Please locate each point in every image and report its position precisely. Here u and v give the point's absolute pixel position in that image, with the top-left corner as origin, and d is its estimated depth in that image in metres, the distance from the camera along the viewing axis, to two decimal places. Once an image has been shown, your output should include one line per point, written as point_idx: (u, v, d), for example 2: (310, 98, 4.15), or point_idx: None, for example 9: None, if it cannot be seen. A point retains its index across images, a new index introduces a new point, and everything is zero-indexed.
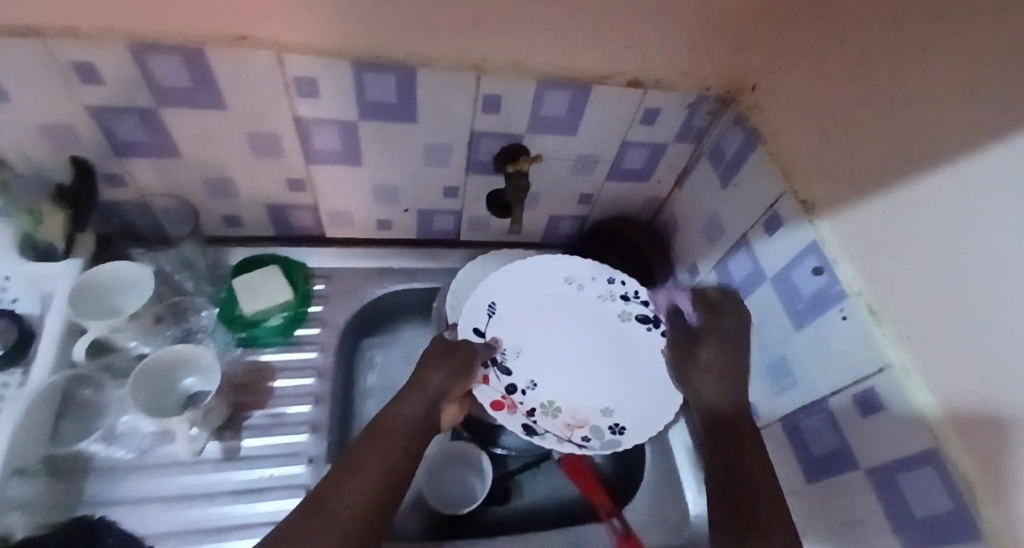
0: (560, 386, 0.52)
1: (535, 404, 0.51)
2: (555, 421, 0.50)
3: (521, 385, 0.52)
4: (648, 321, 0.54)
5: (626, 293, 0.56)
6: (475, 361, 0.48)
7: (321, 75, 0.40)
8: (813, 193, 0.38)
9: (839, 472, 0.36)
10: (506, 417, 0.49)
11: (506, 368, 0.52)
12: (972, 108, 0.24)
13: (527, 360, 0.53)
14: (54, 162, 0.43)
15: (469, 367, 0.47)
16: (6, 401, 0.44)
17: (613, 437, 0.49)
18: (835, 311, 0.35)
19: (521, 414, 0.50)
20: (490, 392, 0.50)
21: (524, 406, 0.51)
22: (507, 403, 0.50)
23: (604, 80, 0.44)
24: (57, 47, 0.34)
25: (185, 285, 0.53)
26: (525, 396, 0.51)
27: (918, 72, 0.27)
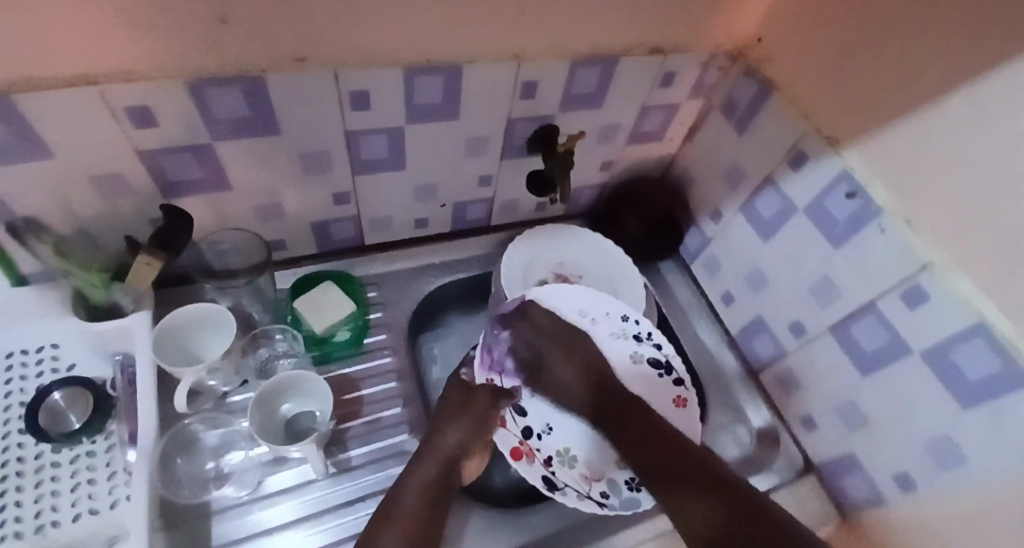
0: (575, 435, 0.56)
1: (551, 452, 0.54)
2: (572, 471, 0.53)
3: (537, 428, 0.56)
4: (660, 366, 0.56)
5: (639, 332, 0.57)
6: (489, 410, 0.52)
7: (373, 86, 0.40)
8: (835, 128, 0.43)
9: (893, 362, 0.42)
10: (526, 467, 0.52)
11: (523, 410, 0.57)
12: (981, 41, 0.29)
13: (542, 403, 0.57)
14: (99, 212, 0.42)
15: (484, 419, 0.51)
16: (102, 470, 0.44)
17: (632, 495, 0.51)
18: (873, 227, 0.41)
19: (540, 462, 0.53)
20: (511, 440, 0.54)
21: (542, 454, 0.54)
22: (525, 450, 0.54)
23: (629, 51, 0.47)
24: (113, 93, 0.33)
25: (252, 313, 0.54)
26: (541, 441, 0.55)
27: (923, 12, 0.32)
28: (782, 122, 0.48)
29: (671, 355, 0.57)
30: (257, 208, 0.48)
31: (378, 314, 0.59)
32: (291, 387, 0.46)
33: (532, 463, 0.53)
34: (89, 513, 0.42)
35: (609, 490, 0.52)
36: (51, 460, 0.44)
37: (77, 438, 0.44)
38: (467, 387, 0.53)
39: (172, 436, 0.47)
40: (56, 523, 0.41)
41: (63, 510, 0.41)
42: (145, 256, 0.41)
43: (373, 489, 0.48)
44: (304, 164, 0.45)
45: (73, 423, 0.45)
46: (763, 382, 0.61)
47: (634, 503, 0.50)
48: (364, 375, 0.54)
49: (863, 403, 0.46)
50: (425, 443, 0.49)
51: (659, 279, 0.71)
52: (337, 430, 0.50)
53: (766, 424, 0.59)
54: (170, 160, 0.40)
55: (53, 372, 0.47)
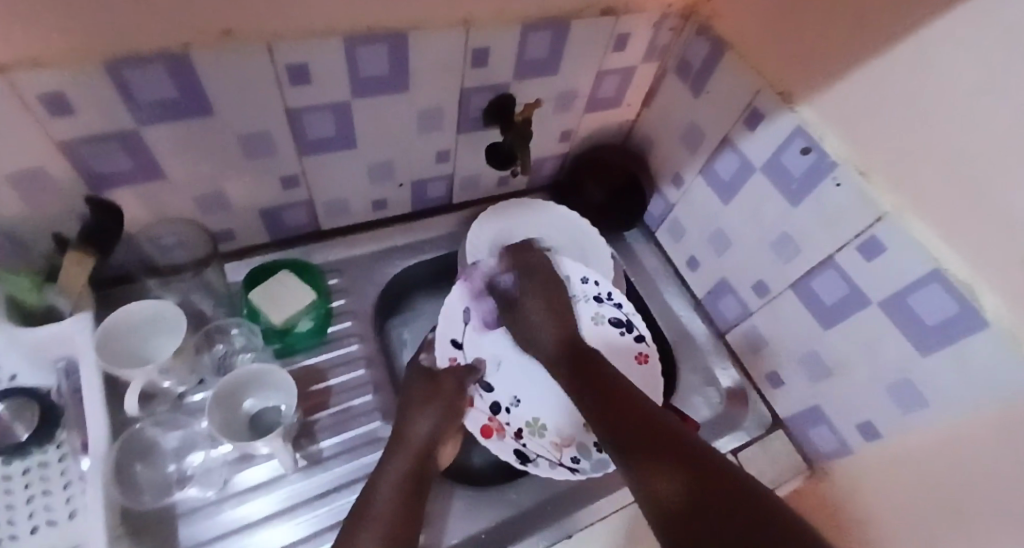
0: (542, 405, 0.57)
1: (522, 424, 0.55)
2: (543, 440, 0.54)
3: (506, 402, 0.57)
4: (621, 325, 0.60)
5: (599, 293, 0.61)
6: (459, 399, 0.53)
7: (313, 59, 0.37)
8: (788, 84, 0.43)
9: (852, 313, 0.44)
10: (496, 445, 0.53)
11: (489, 387, 0.57)
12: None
13: (506, 375, 0.58)
14: (23, 215, 0.38)
15: (456, 409, 0.52)
16: (56, 482, 0.41)
17: (603, 456, 0.52)
18: (829, 180, 0.41)
19: (510, 437, 0.54)
20: (479, 416, 0.55)
21: (512, 429, 0.55)
22: (496, 426, 0.55)
23: (581, 13, 0.45)
24: (23, 81, 0.29)
25: (205, 309, 0.52)
26: (510, 414, 0.56)
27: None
28: (736, 81, 0.48)
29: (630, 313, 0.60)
30: (198, 197, 0.45)
31: (342, 300, 0.57)
32: (254, 380, 0.44)
33: (502, 439, 0.53)
34: (46, 525, 0.39)
35: (580, 454, 0.53)
36: (2, 474, 0.41)
37: (26, 450, 0.41)
38: (433, 375, 0.53)
39: (127, 444, 0.44)
40: (12, 539, 0.38)
41: (18, 525, 0.39)
42: (75, 253, 0.39)
43: (347, 477, 0.48)
44: (246, 147, 0.43)
45: (21, 435, 0.42)
46: (729, 342, 0.63)
47: (604, 464, 0.52)
48: (332, 365, 0.53)
49: (823, 354, 0.49)
50: (394, 438, 0.48)
51: (625, 246, 0.72)
52: (306, 422, 0.49)
53: (736, 383, 0.61)
54: (96, 152, 0.36)
55: None
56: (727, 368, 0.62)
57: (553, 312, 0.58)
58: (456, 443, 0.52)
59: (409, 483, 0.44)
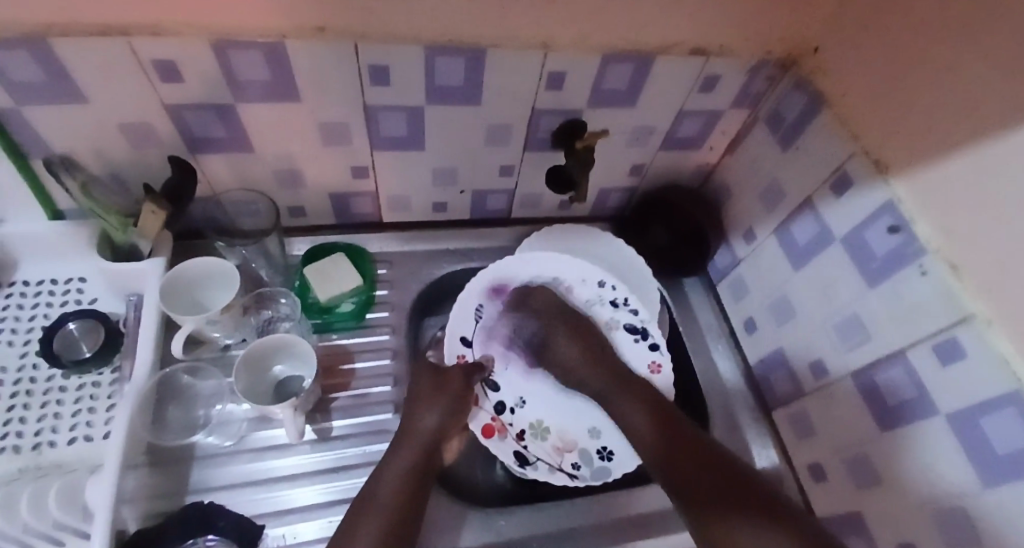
0: (549, 408, 0.56)
1: (524, 426, 0.55)
2: (544, 443, 0.54)
3: (511, 402, 0.57)
4: (636, 332, 0.58)
5: (615, 298, 0.59)
6: (467, 391, 0.51)
7: (393, 62, 0.40)
8: (886, 153, 0.38)
9: (917, 422, 0.38)
10: (497, 445, 0.53)
11: (495, 386, 0.57)
12: None
13: (515, 376, 0.58)
14: (131, 159, 0.45)
15: (463, 400, 0.51)
16: (100, 401, 0.48)
17: (602, 465, 0.53)
18: (913, 267, 0.37)
19: (512, 439, 0.54)
20: (483, 416, 0.54)
21: (514, 430, 0.55)
22: (499, 426, 0.54)
23: (667, 50, 0.44)
24: (143, 46, 0.34)
25: (261, 274, 0.56)
26: (514, 415, 0.56)
27: (993, 22, 0.27)
28: (829, 141, 0.44)
29: (647, 321, 0.58)
30: (276, 172, 0.50)
31: (384, 290, 0.59)
32: (283, 348, 0.47)
33: (503, 440, 0.54)
34: (82, 439, 0.46)
35: (581, 461, 0.53)
36: (60, 385, 0.48)
37: (85, 368, 0.48)
38: (441, 369, 0.52)
39: (162, 385, 0.49)
40: (52, 444, 0.45)
41: (60, 433, 0.46)
42: (150, 204, 0.44)
43: (348, 462, 0.49)
44: (324, 134, 0.46)
45: (83, 351, 0.49)
46: (775, 420, 0.57)
47: (605, 473, 0.53)
48: (360, 349, 0.55)
49: (879, 461, 0.42)
50: (401, 429, 0.47)
51: (680, 294, 0.68)
52: (324, 398, 0.51)
53: (773, 467, 0.55)
54: (194, 117, 0.41)
55: (76, 303, 0.52)
56: (766, 448, 0.56)
57: (577, 333, 0.55)
58: (461, 438, 0.52)
59: (414, 479, 0.43)
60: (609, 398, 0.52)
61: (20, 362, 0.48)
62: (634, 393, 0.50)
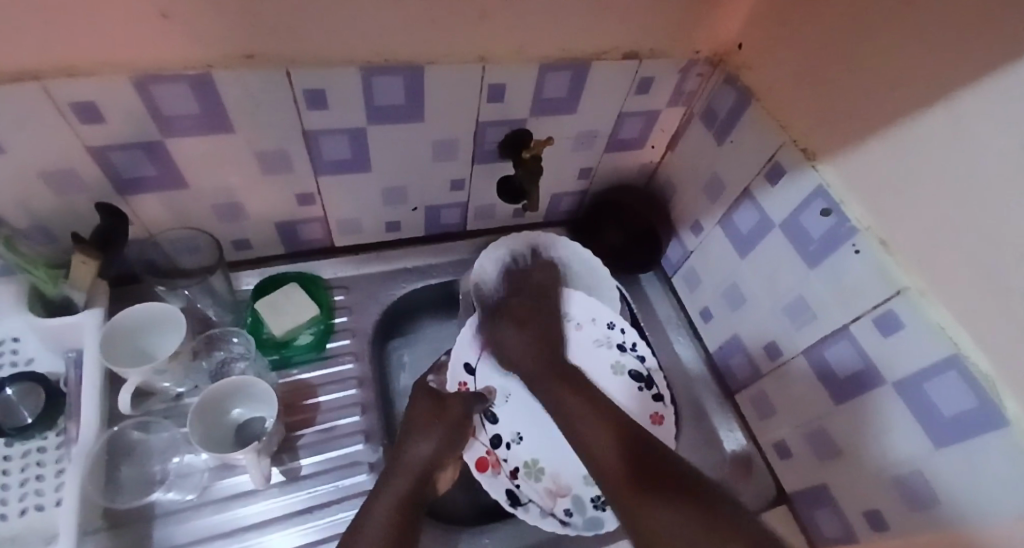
0: (544, 447, 0.54)
1: (518, 462, 0.54)
2: (537, 484, 0.52)
3: (507, 437, 0.55)
4: (641, 381, 0.57)
5: (623, 342, 0.59)
6: (465, 420, 0.51)
7: (330, 86, 0.39)
8: (813, 140, 0.41)
9: (867, 390, 0.41)
10: (489, 481, 0.52)
11: (493, 417, 0.55)
12: (960, 52, 0.27)
13: (509, 410, 0.56)
14: (52, 209, 0.42)
15: (462, 429, 0.51)
16: (48, 467, 0.44)
17: (596, 515, 0.50)
18: (848, 246, 0.39)
19: (506, 474, 0.53)
20: (477, 449, 0.54)
21: (509, 466, 0.53)
22: (492, 460, 0.53)
23: (602, 56, 0.45)
24: (57, 87, 0.32)
25: (208, 314, 0.54)
26: (509, 451, 0.54)
27: (906, 13, 0.30)
28: (760, 133, 0.46)
29: (652, 369, 0.58)
30: (215, 206, 0.48)
31: (344, 318, 0.57)
32: (240, 391, 0.45)
33: (496, 477, 0.52)
34: (34, 509, 0.42)
35: (573, 508, 0.51)
36: (2, 455, 0.44)
37: (27, 435, 0.44)
38: (440, 398, 0.51)
39: (110, 445, 0.46)
40: (1, 518, 0.41)
41: (8, 505, 0.42)
42: (80, 254, 0.43)
43: (323, 499, 0.47)
44: (264, 162, 0.44)
45: (25, 416, 0.45)
46: (738, 403, 0.59)
47: (597, 523, 0.50)
48: (324, 381, 0.53)
49: (836, 431, 0.45)
50: (394, 459, 0.46)
51: (639, 289, 0.70)
52: (290, 436, 0.49)
53: (742, 449, 0.57)
54: (122, 157, 0.39)
55: (12, 365, 0.48)
56: (734, 431, 0.59)
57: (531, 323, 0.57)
58: (456, 466, 0.51)
59: (407, 506, 0.43)
60: (540, 382, 0.54)
61: None
62: (565, 381, 0.53)
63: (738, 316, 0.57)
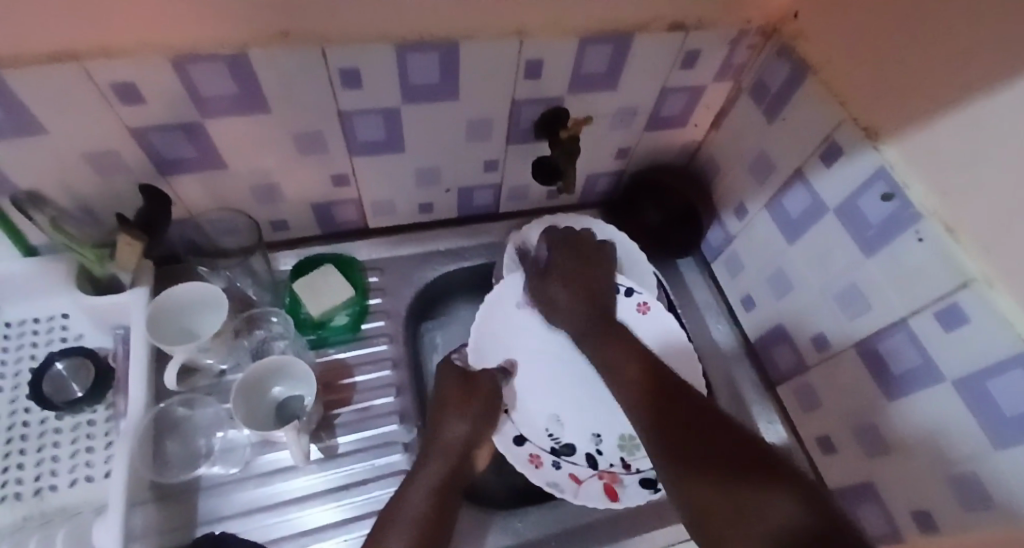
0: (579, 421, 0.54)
1: (620, 459, 0.52)
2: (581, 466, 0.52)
3: (590, 450, 0.53)
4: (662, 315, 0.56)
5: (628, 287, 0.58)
6: (498, 398, 0.50)
7: (363, 64, 0.38)
8: (873, 118, 0.38)
9: (924, 386, 0.38)
10: (628, 494, 0.49)
11: (569, 447, 0.53)
12: None
13: (571, 428, 0.54)
14: (99, 190, 0.43)
15: (495, 406, 0.50)
16: (96, 440, 0.47)
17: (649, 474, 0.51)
18: (910, 233, 0.36)
19: (627, 474, 0.51)
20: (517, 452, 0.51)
21: (620, 466, 0.52)
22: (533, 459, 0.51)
23: (645, 28, 0.42)
24: (98, 69, 0.32)
25: (249, 293, 0.55)
26: (545, 444, 0.52)
27: None
28: (816, 109, 0.43)
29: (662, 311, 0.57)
30: (253, 187, 0.48)
31: (378, 299, 0.58)
32: (280, 370, 0.46)
33: (626, 485, 0.50)
34: (84, 480, 0.45)
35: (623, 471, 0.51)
36: (54, 426, 0.47)
37: (79, 408, 0.48)
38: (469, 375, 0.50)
39: (157, 421, 0.48)
40: (53, 488, 0.44)
41: (60, 476, 0.45)
42: (125, 236, 0.43)
43: (358, 477, 0.48)
44: (300, 144, 0.44)
45: (75, 391, 0.48)
46: (781, 394, 0.57)
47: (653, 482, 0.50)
48: (359, 361, 0.54)
49: (888, 427, 0.43)
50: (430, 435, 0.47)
51: (676, 274, 0.68)
52: (328, 415, 0.50)
53: (782, 443, 0.55)
54: (161, 139, 0.40)
55: (62, 340, 0.51)
56: (774, 424, 0.57)
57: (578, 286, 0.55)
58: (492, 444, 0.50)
59: (441, 493, 0.43)
60: (587, 338, 0.53)
61: (11, 407, 0.48)
62: (610, 333, 0.52)
63: (770, 295, 0.56)
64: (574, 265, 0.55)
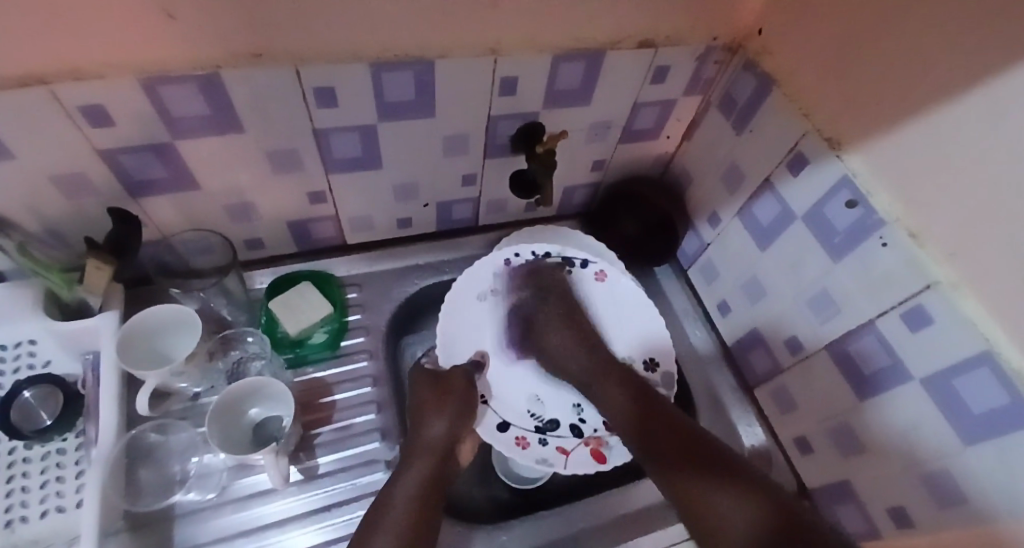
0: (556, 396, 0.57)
1: (603, 422, 0.55)
2: (566, 439, 0.54)
3: (573, 420, 0.56)
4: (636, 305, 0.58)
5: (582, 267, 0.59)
6: (471, 392, 0.51)
7: (339, 83, 0.38)
8: (838, 128, 0.39)
9: (894, 386, 0.40)
10: (614, 455, 0.52)
11: (553, 423, 0.56)
12: (996, 34, 0.25)
13: (552, 404, 0.57)
14: (65, 212, 0.42)
15: (469, 400, 0.50)
16: (67, 470, 0.45)
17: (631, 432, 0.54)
18: (875, 239, 0.38)
19: (611, 435, 0.54)
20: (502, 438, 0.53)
21: (603, 429, 0.54)
22: (521, 441, 0.54)
23: (616, 45, 0.43)
24: (66, 92, 0.32)
25: (223, 313, 0.54)
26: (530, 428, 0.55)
27: None
28: (782, 122, 0.44)
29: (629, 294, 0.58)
30: (227, 206, 0.48)
31: (358, 315, 0.57)
32: (257, 391, 0.46)
33: (611, 446, 0.53)
34: (55, 511, 0.43)
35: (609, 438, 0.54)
36: (22, 456, 0.46)
37: (48, 436, 0.46)
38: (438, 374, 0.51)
39: (130, 447, 0.46)
40: (24, 520, 0.43)
41: (30, 507, 0.43)
42: (96, 260, 0.43)
43: (340, 497, 0.47)
44: (276, 162, 0.44)
45: (44, 419, 0.47)
46: (758, 397, 0.58)
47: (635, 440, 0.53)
48: (339, 379, 0.53)
49: (861, 427, 0.44)
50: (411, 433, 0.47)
51: (654, 282, 0.69)
52: (307, 435, 0.50)
53: (761, 445, 0.56)
54: (133, 160, 0.39)
55: (30, 368, 0.49)
56: (753, 427, 0.57)
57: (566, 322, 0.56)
58: (474, 439, 0.51)
59: (430, 487, 0.43)
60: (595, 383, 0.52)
61: None
62: (613, 370, 0.52)
63: (743, 298, 0.57)
64: (559, 308, 0.57)
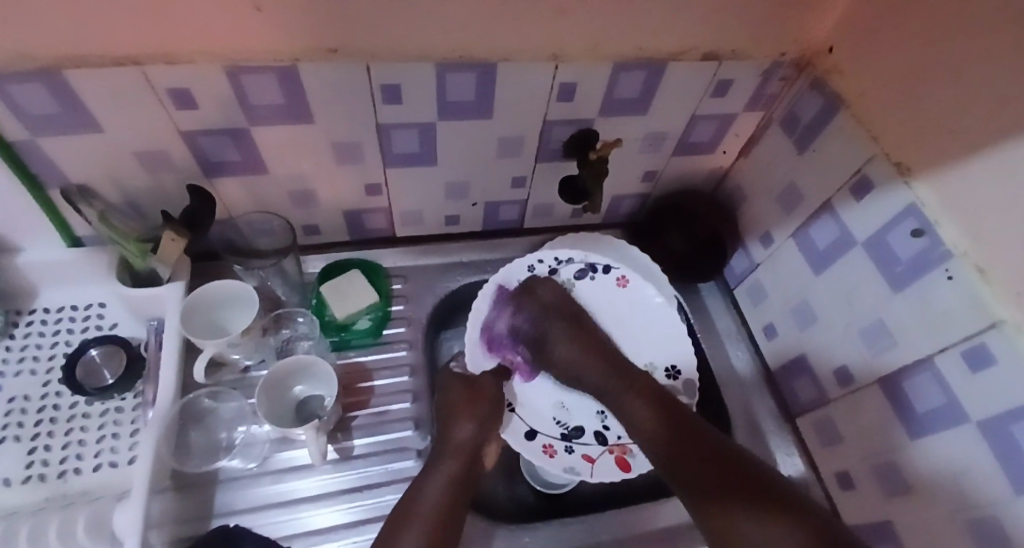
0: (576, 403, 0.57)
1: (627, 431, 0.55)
2: (589, 446, 0.54)
3: (597, 427, 0.56)
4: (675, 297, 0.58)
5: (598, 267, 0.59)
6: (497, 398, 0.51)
7: (405, 81, 0.40)
8: (907, 153, 0.37)
9: (947, 427, 0.37)
10: (639, 463, 0.51)
11: (578, 430, 0.55)
12: None
13: (578, 411, 0.56)
14: (146, 186, 0.46)
15: (496, 409, 0.50)
16: (121, 429, 0.49)
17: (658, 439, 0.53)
18: (939, 271, 0.36)
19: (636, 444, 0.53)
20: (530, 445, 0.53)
21: (628, 438, 0.54)
22: (549, 448, 0.53)
23: (679, 56, 0.43)
24: (156, 74, 0.35)
25: (278, 294, 0.57)
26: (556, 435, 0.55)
27: (1019, 25, 0.27)
28: (849, 143, 0.43)
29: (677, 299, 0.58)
30: (290, 193, 0.50)
31: (400, 306, 0.59)
32: (302, 369, 0.48)
33: (636, 454, 0.52)
34: (107, 466, 0.47)
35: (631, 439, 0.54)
36: (83, 411, 0.49)
37: (108, 394, 0.49)
38: (472, 380, 0.52)
39: (185, 410, 0.49)
40: (78, 471, 0.46)
41: (85, 460, 0.47)
42: (172, 232, 0.46)
43: (371, 480, 0.49)
44: (338, 153, 0.46)
45: (106, 378, 0.50)
46: (799, 427, 0.56)
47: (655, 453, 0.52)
48: (378, 366, 0.55)
49: (908, 467, 0.42)
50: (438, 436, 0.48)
51: (698, 299, 0.67)
52: (344, 416, 0.51)
53: (800, 476, 0.54)
54: (209, 142, 0.42)
55: (97, 329, 0.53)
56: (791, 457, 0.55)
57: (581, 335, 0.55)
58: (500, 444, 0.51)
59: (455, 488, 0.43)
60: (608, 394, 0.51)
61: (43, 390, 0.50)
62: (631, 384, 0.50)
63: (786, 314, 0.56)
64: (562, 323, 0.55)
